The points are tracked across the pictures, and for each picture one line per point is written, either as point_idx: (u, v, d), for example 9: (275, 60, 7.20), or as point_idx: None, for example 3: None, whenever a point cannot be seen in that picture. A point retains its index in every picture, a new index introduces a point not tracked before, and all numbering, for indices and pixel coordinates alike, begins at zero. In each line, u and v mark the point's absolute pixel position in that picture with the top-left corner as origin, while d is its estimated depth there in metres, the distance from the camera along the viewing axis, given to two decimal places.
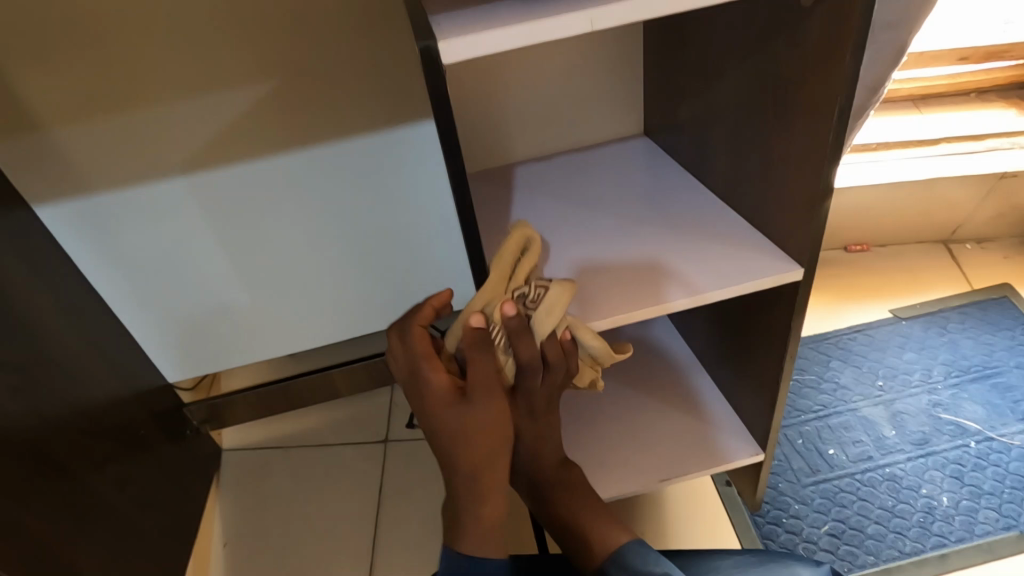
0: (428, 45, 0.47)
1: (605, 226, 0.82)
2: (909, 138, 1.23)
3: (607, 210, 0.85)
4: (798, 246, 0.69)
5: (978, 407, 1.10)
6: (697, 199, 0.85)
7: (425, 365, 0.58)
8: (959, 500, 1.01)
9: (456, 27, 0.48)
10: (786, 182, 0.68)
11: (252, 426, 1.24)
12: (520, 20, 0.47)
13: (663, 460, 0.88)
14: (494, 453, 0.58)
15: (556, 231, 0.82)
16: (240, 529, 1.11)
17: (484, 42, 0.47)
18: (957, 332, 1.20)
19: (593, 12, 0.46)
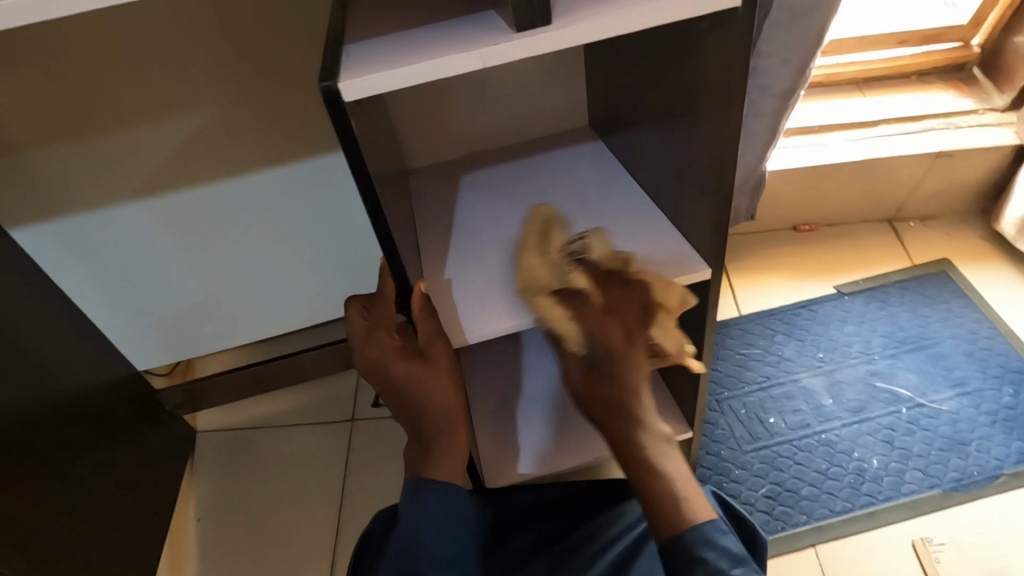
0: (327, 85, 0.49)
1: (533, 221, 0.85)
2: (850, 121, 1.28)
3: (542, 206, 0.86)
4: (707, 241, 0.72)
5: (911, 375, 1.16)
6: (628, 193, 0.86)
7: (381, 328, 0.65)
8: (889, 462, 1.07)
9: (355, 67, 0.51)
10: (695, 182, 0.70)
11: (223, 409, 1.28)
12: (416, 62, 0.51)
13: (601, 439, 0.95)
14: (451, 394, 0.65)
15: (490, 227, 0.85)
16: (214, 505, 1.17)
17: (384, 82, 0.50)
18: (896, 305, 1.26)
19: (484, 52, 0.50)
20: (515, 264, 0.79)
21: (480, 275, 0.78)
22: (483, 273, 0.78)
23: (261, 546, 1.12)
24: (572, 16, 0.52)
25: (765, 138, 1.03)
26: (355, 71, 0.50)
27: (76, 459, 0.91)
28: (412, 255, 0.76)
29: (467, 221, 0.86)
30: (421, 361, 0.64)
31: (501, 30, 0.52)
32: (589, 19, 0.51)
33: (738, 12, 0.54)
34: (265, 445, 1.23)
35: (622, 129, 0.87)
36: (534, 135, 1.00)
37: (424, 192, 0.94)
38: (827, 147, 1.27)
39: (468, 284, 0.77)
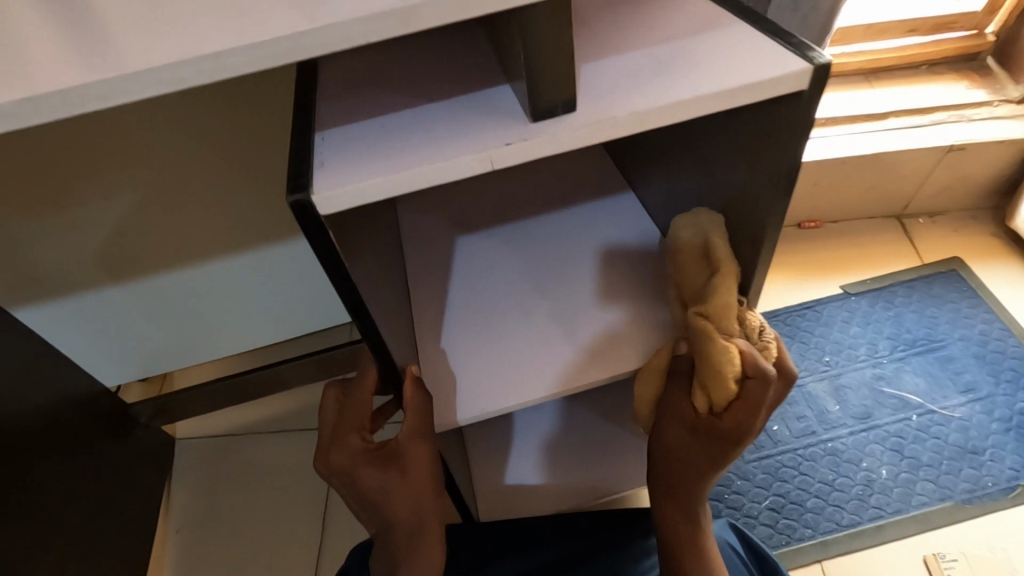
0: (298, 199, 0.44)
1: (529, 269, 0.78)
2: (857, 113, 1.23)
3: (536, 247, 0.81)
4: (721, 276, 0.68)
5: (920, 380, 1.11)
6: (620, 222, 0.82)
7: (349, 434, 0.58)
8: (898, 472, 1.02)
9: (342, 169, 0.46)
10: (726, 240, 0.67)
11: (203, 417, 1.23)
12: (418, 163, 0.46)
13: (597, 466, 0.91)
14: (422, 497, 0.61)
15: (484, 274, 0.79)
16: (192, 517, 1.13)
17: (373, 187, 0.45)
18: (903, 306, 1.20)
19: (493, 154, 0.46)
20: (517, 326, 0.73)
21: (477, 337, 0.72)
22: (482, 340, 0.72)
23: (241, 560, 1.08)
24: (595, 98, 0.49)
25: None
26: (344, 175, 0.45)
27: (36, 475, 0.86)
28: (391, 262, 0.70)
29: (467, 270, 0.80)
30: (393, 467, 0.59)
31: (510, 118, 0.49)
32: (615, 102, 0.48)
33: (802, 95, 0.49)
34: (248, 454, 1.18)
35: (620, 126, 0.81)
36: None
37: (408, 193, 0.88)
38: (833, 141, 1.21)
39: (465, 356, 0.71)
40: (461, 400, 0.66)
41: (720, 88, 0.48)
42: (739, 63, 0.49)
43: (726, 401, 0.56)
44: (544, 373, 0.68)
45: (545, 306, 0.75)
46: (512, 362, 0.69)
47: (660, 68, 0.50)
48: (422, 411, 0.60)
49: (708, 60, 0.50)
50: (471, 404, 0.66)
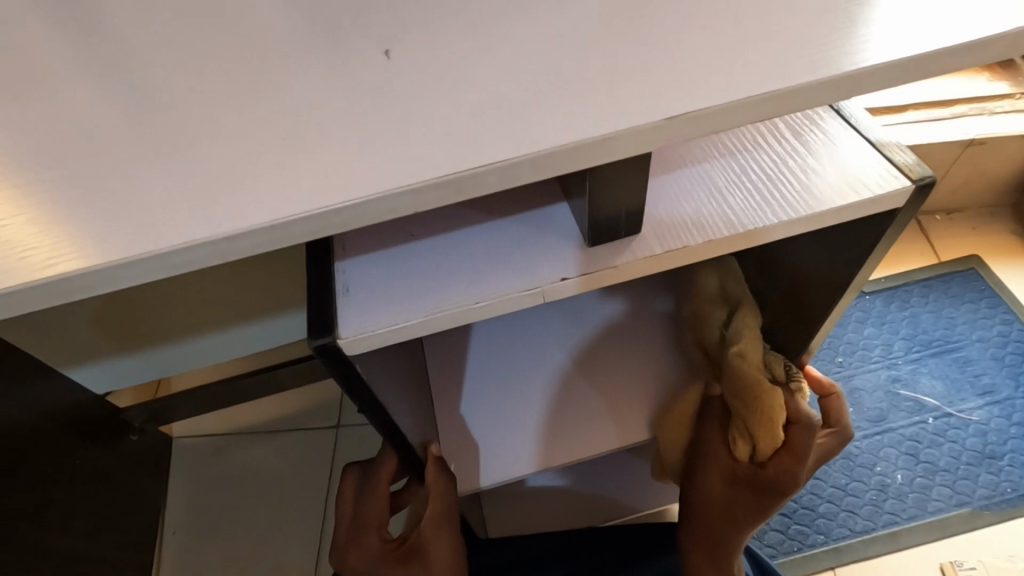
0: (322, 342, 0.41)
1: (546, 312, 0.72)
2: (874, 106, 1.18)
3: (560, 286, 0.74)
4: None
5: (936, 382, 1.08)
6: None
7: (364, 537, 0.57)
8: (913, 477, 0.99)
9: (378, 303, 0.43)
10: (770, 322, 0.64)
11: (200, 417, 1.21)
12: (465, 295, 0.43)
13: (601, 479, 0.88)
14: None
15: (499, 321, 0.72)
16: (191, 518, 1.11)
17: (413, 325, 0.43)
18: (919, 306, 1.17)
19: (546, 289, 0.43)
20: (540, 380, 0.68)
21: (493, 395, 0.67)
22: (502, 396, 0.67)
23: (240, 561, 1.06)
24: (657, 216, 0.45)
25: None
26: (382, 311, 0.43)
27: (27, 476, 0.83)
28: None
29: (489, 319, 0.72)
30: (415, 561, 0.55)
31: (562, 238, 0.45)
32: (679, 223, 0.45)
33: (894, 215, 0.45)
34: (245, 454, 1.16)
35: None
36: None
37: None
38: None
39: (483, 418, 0.66)
40: (484, 466, 0.63)
41: (800, 212, 0.44)
42: (824, 176, 0.45)
43: (772, 451, 0.55)
44: (564, 436, 0.65)
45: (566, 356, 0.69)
46: (534, 423, 0.65)
47: (729, 181, 0.47)
48: (443, 494, 0.56)
49: (786, 171, 0.46)
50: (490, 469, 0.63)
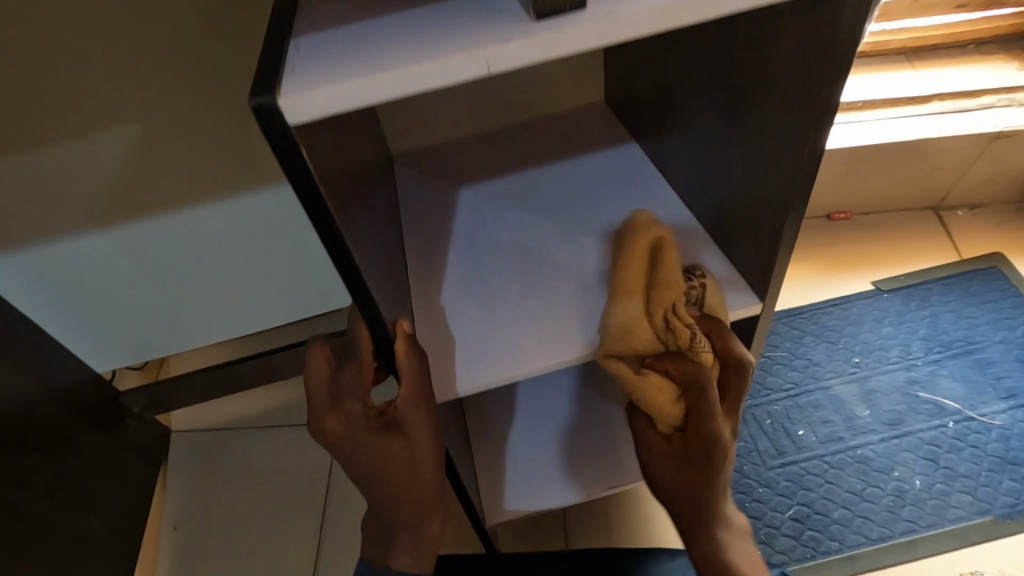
0: (261, 101, 0.36)
1: (532, 227, 0.71)
2: (897, 96, 1.14)
3: (555, 213, 0.72)
4: (752, 241, 0.60)
5: (957, 384, 1.04)
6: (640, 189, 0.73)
7: (358, 424, 0.51)
8: (931, 483, 0.95)
9: (305, 72, 0.37)
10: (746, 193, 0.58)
11: (199, 407, 1.19)
12: (396, 61, 0.37)
13: (611, 466, 0.83)
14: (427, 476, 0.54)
15: (483, 239, 0.71)
16: (191, 513, 1.09)
17: (338, 94, 0.37)
18: (939, 305, 1.13)
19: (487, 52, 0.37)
20: (523, 289, 0.65)
21: (473, 305, 0.65)
22: (482, 309, 0.65)
23: (239, 558, 1.04)
24: None
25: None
26: (303, 78, 0.37)
27: (16, 470, 0.82)
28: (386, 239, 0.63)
29: (468, 231, 0.72)
30: (393, 433, 0.53)
31: (509, 18, 0.39)
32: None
33: None
34: (243, 447, 1.14)
35: (637, 104, 0.75)
36: None
37: (408, 168, 0.82)
38: (870, 126, 1.13)
39: (461, 329, 0.63)
40: (460, 372, 0.60)
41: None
42: None
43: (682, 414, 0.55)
44: (545, 343, 0.61)
45: (549, 271, 0.67)
46: (514, 331, 0.62)
47: None
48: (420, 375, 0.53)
49: None
50: (467, 374, 0.60)
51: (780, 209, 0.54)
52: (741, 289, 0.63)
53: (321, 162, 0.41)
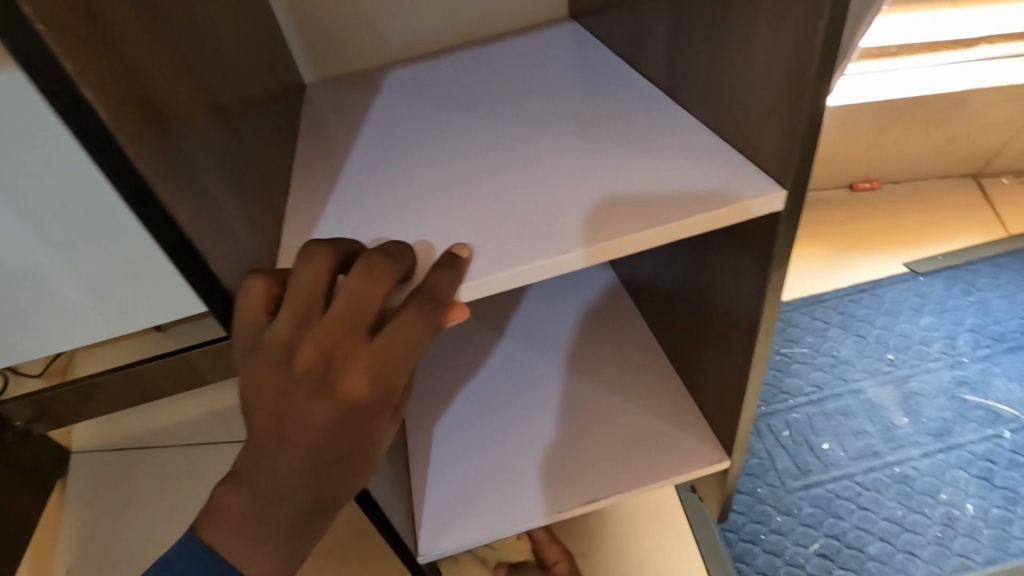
0: None
1: (473, 131, 0.55)
2: (939, 39, 0.95)
3: (514, 123, 0.55)
4: (762, 141, 0.43)
5: (1014, 386, 0.86)
6: (626, 99, 0.54)
7: (407, 357, 0.32)
8: (988, 508, 0.78)
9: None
10: (761, 65, 0.40)
11: (111, 420, 1.00)
12: None
13: (588, 479, 0.62)
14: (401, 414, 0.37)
15: (405, 151, 0.54)
16: (88, 553, 0.89)
17: None
18: (987, 290, 0.96)
19: None
20: (459, 194, 0.49)
21: (398, 208, 0.49)
22: (410, 209, 0.48)
23: None
24: None
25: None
26: None
27: None
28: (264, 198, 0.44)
29: (379, 135, 0.56)
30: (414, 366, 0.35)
31: None
32: None
33: None
34: (159, 468, 0.96)
35: (628, 16, 0.55)
36: (500, 39, 0.68)
37: (327, 112, 0.62)
38: (907, 76, 0.95)
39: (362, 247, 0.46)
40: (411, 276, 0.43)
41: None
42: None
43: None
44: (497, 255, 0.44)
45: (495, 184, 0.49)
46: (465, 242, 0.45)
47: None
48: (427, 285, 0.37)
49: None
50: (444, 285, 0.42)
51: (801, 43, 0.35)
52: (753, 179, 0.44)
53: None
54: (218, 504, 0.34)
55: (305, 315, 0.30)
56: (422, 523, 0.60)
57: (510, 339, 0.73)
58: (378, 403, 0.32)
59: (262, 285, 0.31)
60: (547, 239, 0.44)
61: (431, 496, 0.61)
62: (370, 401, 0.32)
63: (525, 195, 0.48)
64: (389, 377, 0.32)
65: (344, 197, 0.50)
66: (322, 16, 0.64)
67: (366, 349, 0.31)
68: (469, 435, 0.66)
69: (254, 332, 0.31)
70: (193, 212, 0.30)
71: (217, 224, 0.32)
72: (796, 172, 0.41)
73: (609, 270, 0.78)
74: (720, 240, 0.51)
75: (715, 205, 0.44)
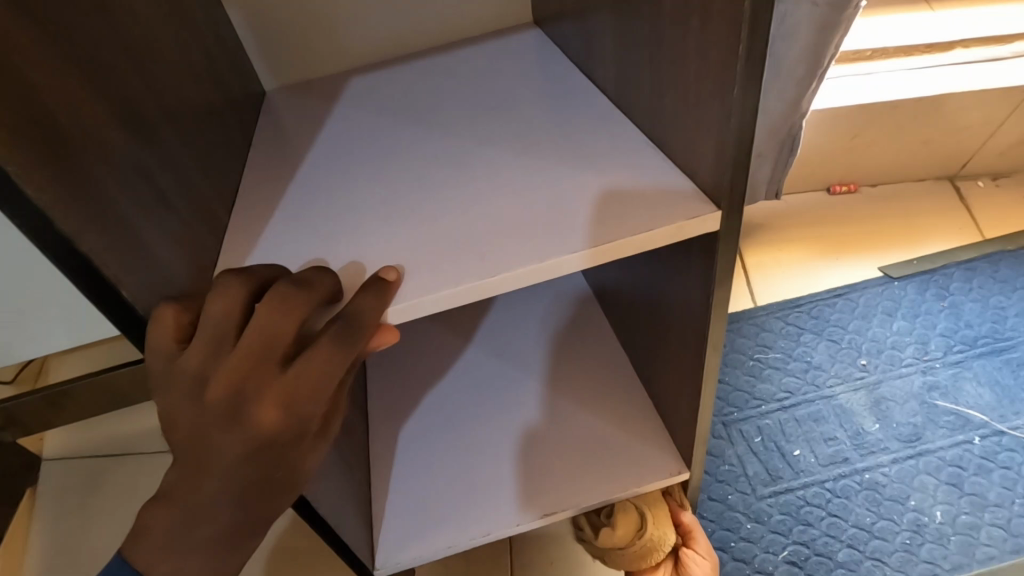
0: None
1: (426, 143, 0.54)
2: (913, 43, 0.95)
3: (468, 134, 0.54)
4: (702, 161, 0.43)
5: (985, 392, 0.86)
6: (580, 111, 0.54)
7: (320, 385, 0.33)
8: (955, 515, 0.78)
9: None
10: (697, 82, 0.39)
11: (79, 427, 0.99)
12: None
13: (547, 490, 0.61)
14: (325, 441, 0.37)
15: (358, 162, 0.53)
16: (58, 562, 0.89)
17: None
18: (960, 294, 0.95)
19: None
20: (407, 208, 0.48)
21: (344, 223, 0.48)
22: (357, 223, 0.48)
23: None
24: None
25: (803, 70, 0.64)
26: None
27: None
28: (204, 214, 0.43)
29: (333, 145, 0.55)
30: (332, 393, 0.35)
31: None
32: None
33: None
34: (130, 476, 0.95)
35: (584, 25, 0.54)
36: (463, 46, 0.67)
37: (285, 120, 0.61)
38: (881, 80, 0.95)
39: (305, 260, 0.45)
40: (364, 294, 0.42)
41: None
42: None
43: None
44: (445, 270, 0.44)
45: (443, 196, 0.49)
46: (405, 258, 0.44)
47: None
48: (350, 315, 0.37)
49: None
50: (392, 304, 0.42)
51: (726, 68, 0.35)
52: (695, 197, 0.44)
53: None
54: (144, 529, 0.33)
55: (216, 343, 0.31)
56: (380, 537, 0.59)
57: (476, 348, 0.73)
58: (291, 431, 0.33)
59: (175, 313, 0.31)
60: (493, 255, 0.44)
61: (391, 508, 0.61)
62: (282, 430, 0.32)
63: (473, 209, 0.47)
64: (302, 405, 0.32)
65: (292, 210, 0.49)
66: (282, 22, 0.64)
67: (278, 375, 0.32)
68: (431, 445, 0.65)
69: (164, 361, 0.31)
70: (102, 239, 0.31)
71: (133, 250, 0.33)
72: (734, 190, 0.41)
73: (577, 277, 0.78)
74: (671, 255, 0.51)
75: (661, 224, 0.43)
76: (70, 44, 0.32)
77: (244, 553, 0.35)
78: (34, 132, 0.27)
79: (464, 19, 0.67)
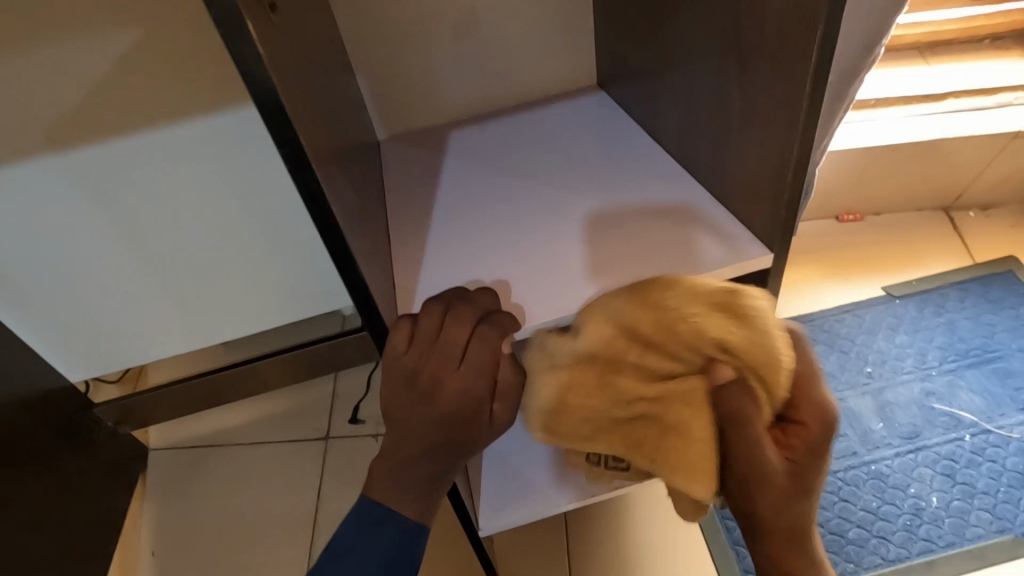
0: None
1: (524, 189, 0.68)
2: (910, 94, 1.10)
3: (557, 181, 0.68)
4: (754, 216, 0.57)
5: (976, 397, 1.00)
6: (647, 166, 0.68)
7: (487, 370, 0.46)
8: (949, 501, 0.91)
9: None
10: (753, 157, 0.54)
11: (180, 421, 1.13)
12: None
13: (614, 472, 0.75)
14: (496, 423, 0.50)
15: (473, 205, 0.67)
16: (170, 538, 1.03)
17: None
18: (954, 311, 1.09)
19: None
20: (519, 242, 0.62)
21: (472, 254, 0.62)
22: (481, 255, 0.62)
23: None
24: None
25: (817, 129, 0.80)
26: None
27: None
28: (379, 248, 0.58)
29: (451, 188, 0.69)
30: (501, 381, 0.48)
31: None
32: None
33: None
34: (227, 465, 1.09)
35: (649, 101, 0.69)
36: (541, 105, 0.81)
37: (401, 167, 0.75)
38: (883, 125, 1.09)
39: (447, 285, 0.59)
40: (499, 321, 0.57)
41: None
42: None
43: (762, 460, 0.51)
44: (559, 296, 0.57)
45: (546, 234, 0.62)
46: (524, 284, 0.58)
47: None
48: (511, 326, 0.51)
49: None
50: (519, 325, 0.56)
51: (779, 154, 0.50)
52: (746, 243, 0.58)
53: (294, 110, 0.37)
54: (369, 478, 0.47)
55: (424, 343, 0.46)
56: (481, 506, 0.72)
57: None
58: (471, 407, 0.46)
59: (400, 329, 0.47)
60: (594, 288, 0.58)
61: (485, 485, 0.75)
62: (464, 404, 0.46)
63: (572, 247, 0.61)
64: (475, 388, 0.46)
65: (429, 245, 0.63)
66: (398, 88, 0.78)
67: (458, 365, 0.46)
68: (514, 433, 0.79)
69: (392, 360, 0.46)
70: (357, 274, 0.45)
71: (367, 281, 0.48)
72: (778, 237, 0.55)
73: None
74: None
75: (719, 264, 0.57)
76: (331, 141, 0.47)
77: (433, 501, 0.48)
78: (335, 209, 0.42)
79: (542, 83, 0.82)
